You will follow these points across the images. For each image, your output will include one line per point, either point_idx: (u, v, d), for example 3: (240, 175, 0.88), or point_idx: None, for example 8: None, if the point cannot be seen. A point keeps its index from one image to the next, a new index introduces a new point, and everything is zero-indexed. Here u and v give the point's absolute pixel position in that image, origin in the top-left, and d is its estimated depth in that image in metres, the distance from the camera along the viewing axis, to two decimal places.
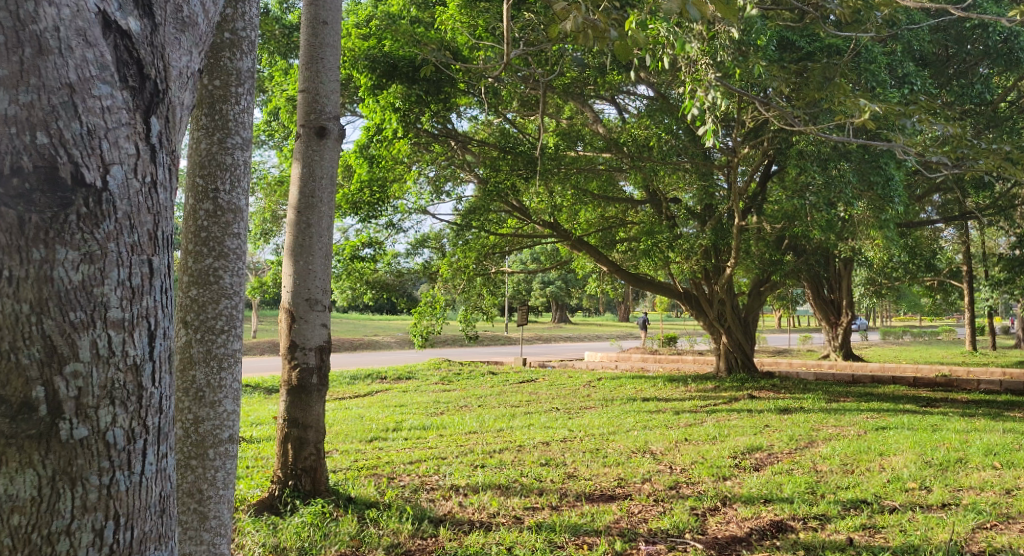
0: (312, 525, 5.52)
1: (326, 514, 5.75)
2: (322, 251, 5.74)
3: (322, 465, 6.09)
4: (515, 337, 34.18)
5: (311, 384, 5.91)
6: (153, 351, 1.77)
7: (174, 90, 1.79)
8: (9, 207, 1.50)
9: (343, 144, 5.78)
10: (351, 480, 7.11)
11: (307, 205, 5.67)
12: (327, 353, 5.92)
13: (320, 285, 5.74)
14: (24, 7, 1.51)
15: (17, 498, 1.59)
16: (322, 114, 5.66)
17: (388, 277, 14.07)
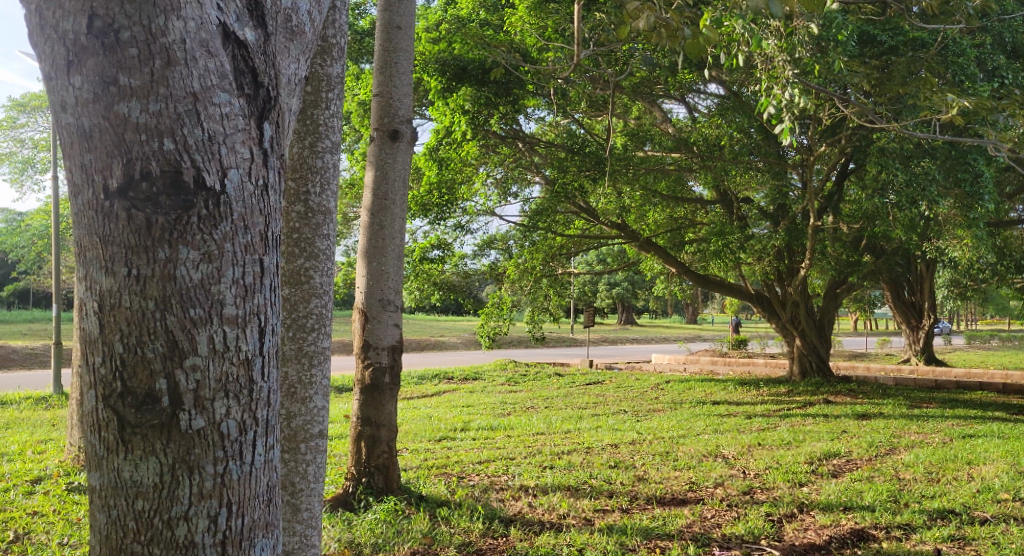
0: (385, 522, 5.65)
1: (398, 512, 5.87)
2: (396, 252, 5.84)
3: (394, 463, 6.21)
4: (582, 338, 34.02)
5: (384, 382, 6.04)
6: (263, 346, 1.84)
7: (284, 96, 1.87)
8: (139, 211, 1.61)
9: (416, 146, 5.87)
10: (422, 479, 7.23)
11: (381, 207, 5.79)
12: (400, 353, 6.02)
13: (393, 285, 5.85)
14: (154, 22, 1.59)
15: (141, 484, 1.71)
16: (396, 117, 5.77)
17: (455, 279, 14.22)
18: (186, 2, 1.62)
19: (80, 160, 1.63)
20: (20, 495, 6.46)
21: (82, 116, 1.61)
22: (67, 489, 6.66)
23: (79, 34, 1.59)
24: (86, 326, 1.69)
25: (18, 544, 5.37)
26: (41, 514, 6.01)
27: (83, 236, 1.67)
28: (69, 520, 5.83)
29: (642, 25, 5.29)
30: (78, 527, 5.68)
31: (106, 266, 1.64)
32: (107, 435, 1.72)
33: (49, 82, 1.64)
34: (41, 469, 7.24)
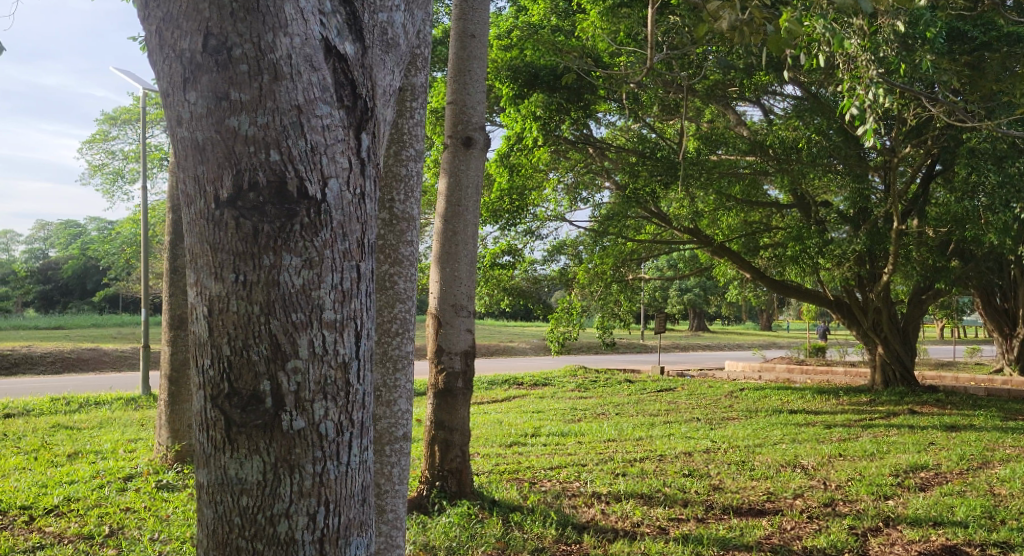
0: (459, 525, 5.70)
1: (471, 516, 5.92)
2: (469, 259, 5.89)
3: (468, 468, 6.26)
4: (652, 345, 33.62)
5: (457, 387, 6.10)
6: (359, 350, 1.90)
7: (380, 108, 1.93)
8: (246, 221, 1.69)
9: (489, 153, 5.92)
10: (495, 484, 7.27)
11: (454, 213, 5.86)
12: (473, 358, 6.08)
13: (466, 291, 5.90)
14: (263, 38, 1.66)
15: (246, 481, 1.79)
16: (469, 125, 5.84)
17: (525, 284, 14.26)
18: (292, 20, 1.69)
19: (194, 171, 1.72)
20: (113, 491, 6.78)
21: (196, 130, 1.70)
22: (157, 487, 6.95)
23: (195, 52, 1.68)
24: (196, 329, 1.78)
25: (113, 538, 5.63)
26: (133, 510, 6.29)
27: (195, 244, 1.76)
28: (159, 517, 6.09)
29: (722, 25, 5.18)
30: (167, 524, 5.92)
31: (216, 272, 1.73)
32: (214, 433, 1.81)
33: (167, 99, 1.75)
34: (132, 467, 7.56)
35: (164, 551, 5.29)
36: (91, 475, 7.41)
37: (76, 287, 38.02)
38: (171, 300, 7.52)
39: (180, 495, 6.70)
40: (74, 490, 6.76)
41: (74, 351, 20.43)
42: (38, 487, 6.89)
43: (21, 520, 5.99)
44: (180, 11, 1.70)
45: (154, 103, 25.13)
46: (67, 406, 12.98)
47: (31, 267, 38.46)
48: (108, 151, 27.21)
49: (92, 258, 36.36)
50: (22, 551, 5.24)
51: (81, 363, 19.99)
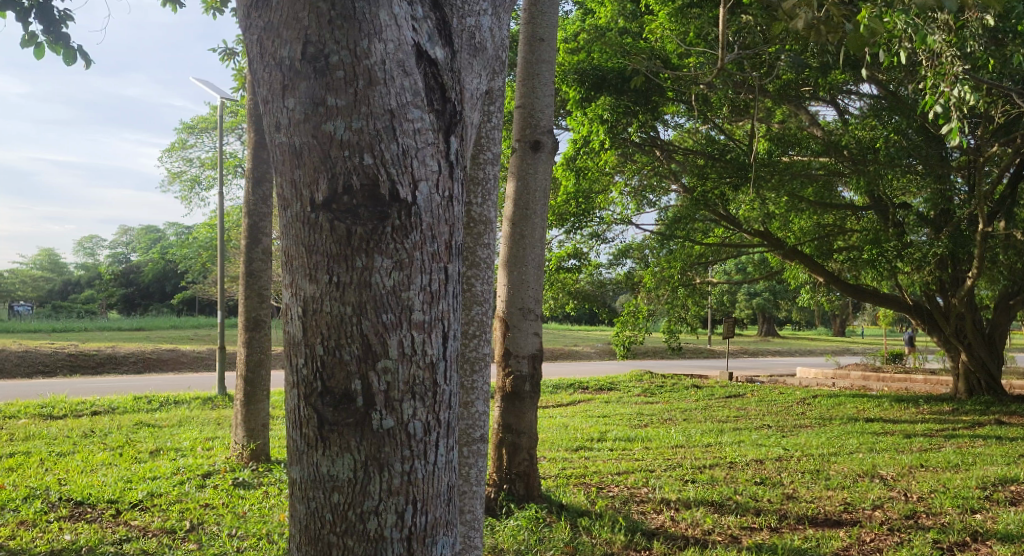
0: (527, 529, 5.71)
1: (539, 519, 5.92)
2: (536, 263, 5.90)
3: (535, 471, 6.26)
4: (720, 350, 33.04)
5: (524, 390, 6.11)
6: (446, 351, 1.92)
7: (468, 111, 1.95)
8: (340, 223, 1.73)
9: (557, 156, 5.92)
10: (562, 488, 7.26)
11: (522, 216, 5.87)
12: (540, 362, 6.07)
13: (534, 295, 5.89)
14: (359, 45, 1.71)
15: (338, 478, 1.83)
16: (538, 128, 5.83)
17: (591, 288, 14.20)
18: (387, 27, 1.74)
19: (291, 175, 1.77)
20: (193, 487, 7.02)
21: (294, 135, 1.75)
22: (234, 484, 7.17)
23: (294, 59, 1.74)
24: (291, 329, 1.84)
25: (193, 533, 5.83)
26: (212, 506, 6.50)
27: (291, 246, 1.82)
28: (236, 513, 6.28)
29: (798, 22, 5.06)
30: (244, 520, 6.10)
31: (310, 273, 1.78)
32: (307, 431, 1.86)
33: (267, 105, 1.81)
34: (210, 464, 7.82)
35: (242, 547, 5.45)
36: (172, 471, 7.68)
37: (156, 290, 39.49)
38: (246, 303, 7.74)
39: (255, 492, 6.89)
40: (157, 485, 7.03)
41: (154, 352, 21.26)
42: (123, 482, 7.19)
43: (108, 513, 6.26)
44: (280, 21, 1.75)
45: (229, 112, 26.02)
46: (149, 404, 13.52)
47: (115, 271, 40.18)
48: (186, 159, 28.28)
49: (171, 262, 37.74)
50: (110, 543, 5.47)
51: (161, 364, 20.78)
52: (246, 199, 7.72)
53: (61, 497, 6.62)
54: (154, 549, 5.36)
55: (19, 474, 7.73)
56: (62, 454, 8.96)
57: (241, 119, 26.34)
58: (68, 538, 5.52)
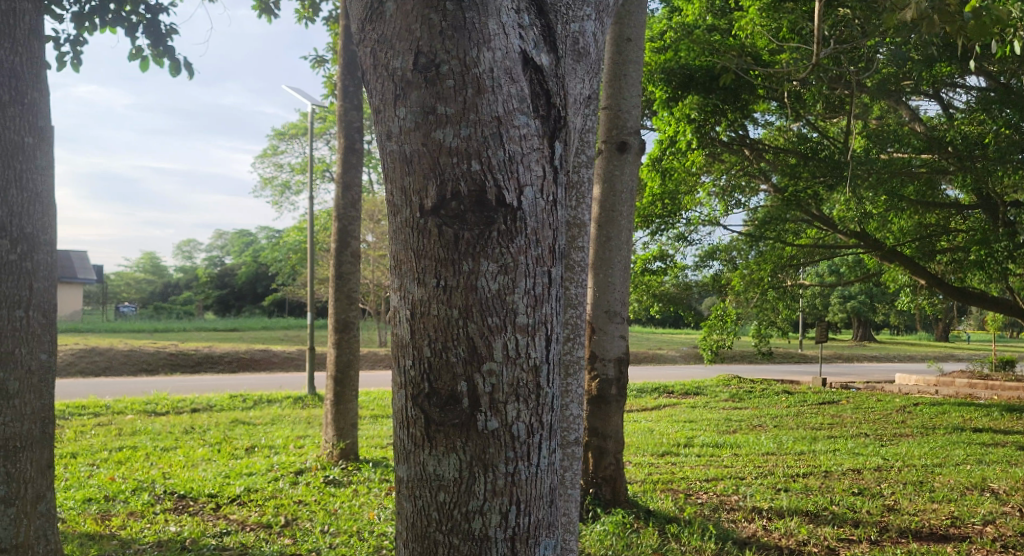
0: (614, 534, 5.67)
1: (626, 525, 5.87)
2: (622, 264, 5.85)
3: (621, 476, 6.20)
4: (812, 354, 31.93)
5: (610, 394, 6.07)
6: (549, 354, 1.94)
7: (571, 116, 1.98)
8: (448, 227, 1.78)
9: (643, 157, 5.86)
10: (649, 494, 7.16)
11: (608, 219, 5.83)
12: (626, 365, 6.02)
13: (619, 297, 5.85)
14: (469, 54, 1.76)
15: (444, 478, 1.88)
16: (624, 129, 5.80)
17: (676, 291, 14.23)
18: (495, 36, 1.78)
19: (401, 182, 1.83)
20: (287, 484, 7.26)
21: (405, 143, 1.81)
22: (325, 482, 7.39)
23: (406, 70, 1.79)
24: (399, 331, 1.91)
25: (288, 528, 6.04)
26: (304, 503, 6.72)
27: (400, 250, 1.88)
28: (328, 511, 6.47)
29: (908, 16, 4.86)
30: (335, 517, 6.28)
31: (419, 277, 1.83)
32: (414, 431, 1.92)
33: (379, 115, 1.88)
34: (302, 462, 8.06)
35: (334, 543, 5.62)
36: (267, 468, 7.97)
37: (249, 292, 40.86)
38: (336, 303, 7.96)
39: (346, 490, 7.09)
40: (253, 481, 7.31)
41: (248, 352, 22.08)
42: (222, 477, 7.52)
43: (208, 506, 6.55)
44: (394, 33, 1.81)
45: (318, 118, 26.86)
46: (244, 403, 14.06)
47: (211, 274, 41.83)
48: (277, 165, 29.36)
49: (263, 265, 39.08)
50: (211, 535, 5.73)
51: (254, 363, 21.57)
52: (336, 203, 7.96)
53: (165, 490, 6.97)
54: (252, 542, 5.58)
55: (127, 467, 8.18)
56: (165, 449, 9.44)
57: (329, 125, 27.15)
58: (173, 530, 5.81)
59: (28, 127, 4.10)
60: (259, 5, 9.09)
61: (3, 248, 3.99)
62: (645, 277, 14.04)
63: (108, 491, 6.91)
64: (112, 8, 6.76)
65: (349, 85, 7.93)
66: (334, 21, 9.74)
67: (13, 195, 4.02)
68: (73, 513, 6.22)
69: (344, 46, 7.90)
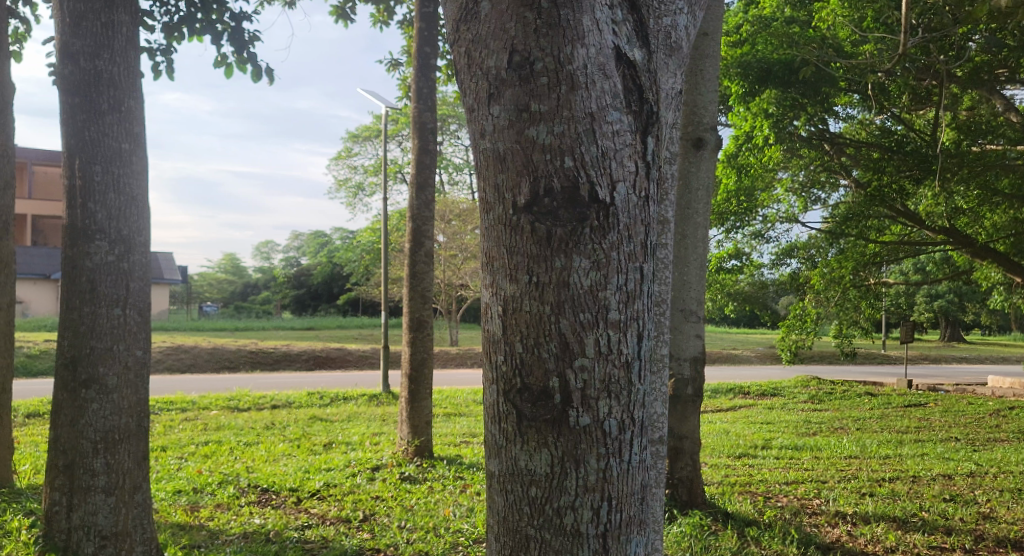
0: (691, 536, 5.60)
1: (704, 527, 5.79)
2: (698, 263, 5.77)
3: (698, 478, 6.12)
4: (897, 355, 30.74)
5: (686, 394, 5.96)
6: (642, 351, 1.94)
7: (663, 111, 1.98)
8: (541, 224, 1.82)
9: (720, 154, 5.77)
10: (727, 496, 7.04)
11: (684, 216, 5.75)
12: (702, 365, 5.90)
13: (695, 295, 5.77)
14: (563, 51, 1.79)
15: (535, 472, 1.91)
16: (701, 125, 5.72)
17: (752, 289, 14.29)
18: (589, 32, 1.81)
19: (494, 180, 1.88)
20: (364, 480, 7.42)
21: (498, 141, 1.85)
22: (401, 478, 7.52)
23: (500, 69, 1.84)
24: (491, 327, 1.95)
25: (366, 523, 6.16)
26: (382, 498, 6.85)
27: (493, 247, 1.92)
28: (405, 506, 6.58)
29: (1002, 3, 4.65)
30: (412, 513, 6.38)
31: (511, 274, 1.87)
32: (506, 426, 1.95)
33: (473, 114, 1.92)
34: (378, 459, 8.19)
35: (411, 539, 5.71)
36: (345, 464, 8.15)
37: (323, 292, 41.76)
38: (410, 303, 8.10)
39: (421, 487, 7.19)
40: (331, 476, 7.49)
41: (324, 351, 22.60)
42: (302, 472, 7.72)
43: (290, 500, 6.75)
44: (487, 32, 1.86)
45: (391, 119, 27.33)
46: (321, 400, 14.43)
47: (288, 274, 42.95)
48: (351, 166, 30.03)
49: (338, 265, 39.93)
50: (293, 528, 5.90)
51: (330, 362, 22.08)
52: (410, 203, 8.08)
53: (249, 484, 7.21)
54: (332, 536, 5.73)
55: (213, 461, 8.49)
56: (248, 444, 9.76)
57: (402, 126, 27.62)
58: (257, 522, 6.00)
59: (125, 134, 4.30)
60: (336, 10, 9.31)
61: (102, 249, 4.21)
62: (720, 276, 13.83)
63: (196, 483, 7.20)
64: (199, 17, 7.04)
65: (423, 87, 8.03)
66: (409, 24, 9.89)
67: (111, 199, 4.24)
68: (165, 503, 6.50)
69: (418, 49, 8.00)
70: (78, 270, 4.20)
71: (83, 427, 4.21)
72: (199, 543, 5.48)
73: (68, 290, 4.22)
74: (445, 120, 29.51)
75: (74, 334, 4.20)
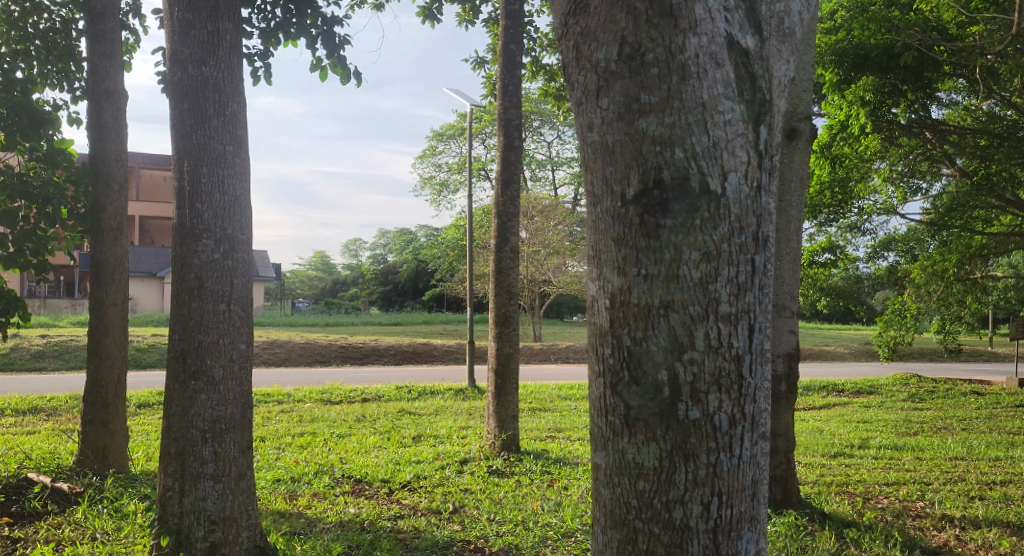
0: (788, 536, 5.47)
1: (800, 527, 5.65)
2: (792, 258, 5.58)
3: (793, 476, 5.95)
4: (1005, 352, 29.02)
5: (779, 391, 5.72)
6: (753, 343, 1.99)
7: (776, 99, 2.07)
8: (650, 215, 1.95)
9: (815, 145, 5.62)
10: (824, 496, 6.82)
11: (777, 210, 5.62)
12: (795, 361, 5.64)
13: (789, 291, 5.59)
14: (675, 41, 1.94)
15: (643, 466, 1.97)
16: (795, 116, 5.58)
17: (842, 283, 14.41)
18: (701, 21, 1.95)
19: (603, 172, 2.03)
20: (453, 472, 7.54)
21: (607, 134, 2.01)
22: (489, 472, 7.60)
23: (610, 61, 2.00)
24: (598, 319, 2.05)
25: (457, 515, 6.26)
26: (471, 491, 6.93)
27: (600, 239, 2.05)
28: (494, 499, 6.65)
29: None
30: (500, 506, 6.45)
31: (620, 267, 1.99)
32: (613, 419, 2.02)
33: (581, 107, 2.09)
34: (466, 452, 8.29)
35: (501, 531, 5.77)
36: (434, 456, 8.29)
37: (409, 288, 42.46)
38: (496, 299, 8.16)
39: (509, 481, 7.24)
40: (422, 468, 7.64)
41: (411, 346, 23.03)
42: (393, 464, 7.91)
43: (382, 491, 6.93)
44: (598, 26, 2.02)
45: (475, 118, 27.70)
46: (409, 394, 14.71)
47: (376, 271, 43.90)
48: (436, 164, 30.56)
49: (423, 261, 40.56)
50: (387, 518, 6.05)
51: (417, 356, 22.49)
52: (495, 200, 8.16)
53: (343, 474, 7.43)
54: (424, 527, 5.84)
55: (309, 452, 8.80)
56: (341, 436, 10.06)
57: (485, 124, 27.92)
58: (353, 511, 6.19)
59: (228, 136, 4.50)
60: (423, 11, 9.47)
61: (208, 248, 4.41)
62: (813, 270, 13.42)
63: (294, 472, 7.47)
64: (294, 22, 7.26)
65: (508, 84, 8.07)
66: (494, 22, 9.96)
67: (216, 199, 4.43)
68: (265, 491, 6.78)
69: (504, 46, 8.03)
70: (186, 268, 4.40)
71: (193, 417, 4.41)
72: (299, 530, 5.68)
73: (177, 288, 4.42)
74: (528, 117, 29.65)
75: (184, 328, 4.40)
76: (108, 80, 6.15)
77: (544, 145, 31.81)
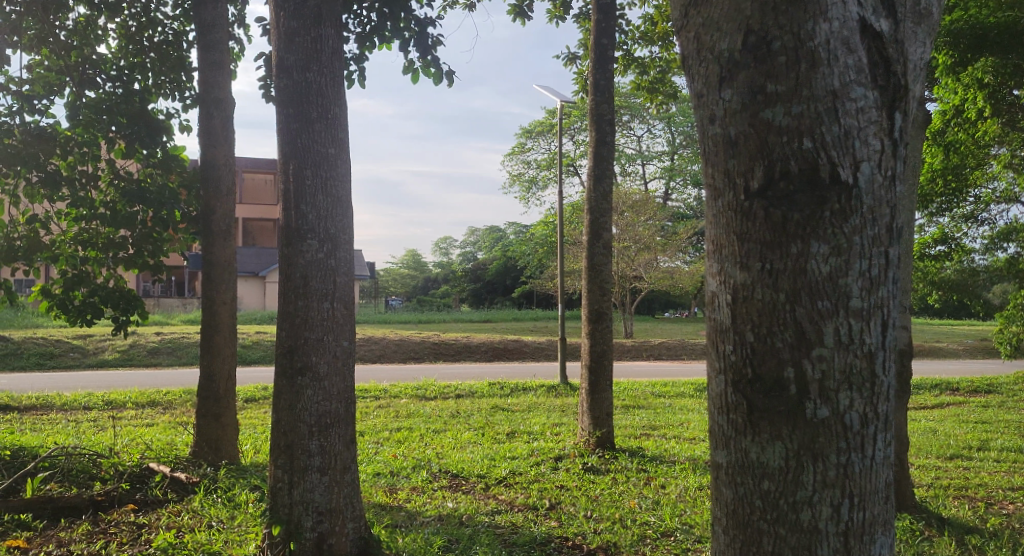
0: (903, 541, 5.24)
1: (915, 532, 5.40)
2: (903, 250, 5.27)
3: (907, 479, 5.68)
4: None
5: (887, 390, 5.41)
6: (885, 341, 1.96)
7: (912, 83, 2.02)
8: (776, 208, 1.94)
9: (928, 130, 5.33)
10: (940, 500, 6.48)
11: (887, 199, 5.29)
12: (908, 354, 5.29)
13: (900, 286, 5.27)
14: (804, 28, 1.91)
15: (768, 465, 1.98)
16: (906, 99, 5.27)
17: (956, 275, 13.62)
18: (832, 6, 1.92)
19: (725, 165, 2.04)
20: (548, 468, 7.56)
21: (730, 125, 2.01)
22: (584, 469, 7.56)
23: (734, 50, 1.99)
24: (719, 316, 2.06)
25: (554, 511, 6.26)
26: (567, 488, 6.93)
27: (722, 234, 2.06)
28: (589, 496, 6.63)
29: None
30: (597, 504, 6.41)
31: (742, 261, 2.00)
32: (736, 417, 2.03)
33: (703, 98, 2.09)
34: (561, 449, 8.28)
35: (599, 528, 5.75)
36: (529, 452, 8.33)
37: (499, 285, 42.81)
38: (589, 295, 8.11)
39: (604, 478, 7.20)
40: (516, 464, 7.68)
41: (502, 342, 23.19)
42: (489, 459, 7.99)
43: (479, 486, 7.00)
44: (722, 16, 2.02)
45: (564, 113, 27.66)
46: (502, 390, 14.83)
47: (467, 269, 44.51)
48: (525, 162, 30.74)
49: (512, 258, 40.88)
50: (484, 513, 6.12)
51: (508, 353, 22.65)
52: (588, 196, 8.14)
53: (440, 469, 7.56)
54: (521, 523, 5.88)
55: (406, 446, 9.00)
56: (436, 431, 10.24)
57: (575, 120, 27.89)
58: (451, 506, 6.30)
59: (332, 139, 4.65)
60: (514, 9, 9.50)
61: (313, 248, 4.56)
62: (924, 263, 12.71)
63: (393, 467, 7.65)
64: (389, 25, 7.43)
65: (600, 79, 7.99)
66: (585, 17, 9.92)
67: (321, 200, 4.58)
68: (366, 484, 6.98)
69: (595, 41, 7.96)
70: (293, 267, 4.57)
71: (301, 411, 4.56)
72: (400, 523, 5.81)
73: (285, 286, 4.60)
74: (619, 111, 29.41)
75: (291, 325, 4.58)
76: (217, 88, 6.43)
77: (633, 139, 31.50)
